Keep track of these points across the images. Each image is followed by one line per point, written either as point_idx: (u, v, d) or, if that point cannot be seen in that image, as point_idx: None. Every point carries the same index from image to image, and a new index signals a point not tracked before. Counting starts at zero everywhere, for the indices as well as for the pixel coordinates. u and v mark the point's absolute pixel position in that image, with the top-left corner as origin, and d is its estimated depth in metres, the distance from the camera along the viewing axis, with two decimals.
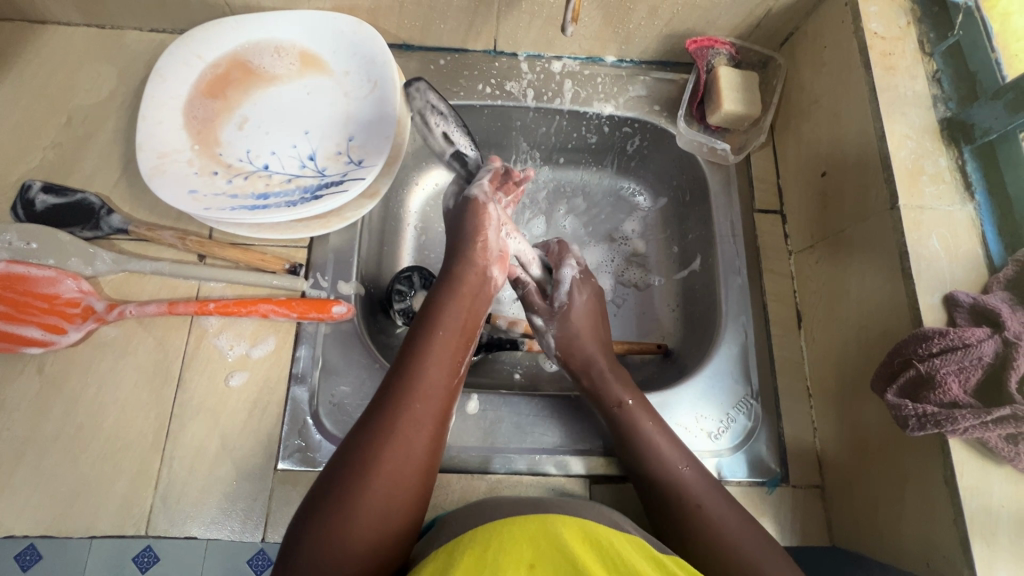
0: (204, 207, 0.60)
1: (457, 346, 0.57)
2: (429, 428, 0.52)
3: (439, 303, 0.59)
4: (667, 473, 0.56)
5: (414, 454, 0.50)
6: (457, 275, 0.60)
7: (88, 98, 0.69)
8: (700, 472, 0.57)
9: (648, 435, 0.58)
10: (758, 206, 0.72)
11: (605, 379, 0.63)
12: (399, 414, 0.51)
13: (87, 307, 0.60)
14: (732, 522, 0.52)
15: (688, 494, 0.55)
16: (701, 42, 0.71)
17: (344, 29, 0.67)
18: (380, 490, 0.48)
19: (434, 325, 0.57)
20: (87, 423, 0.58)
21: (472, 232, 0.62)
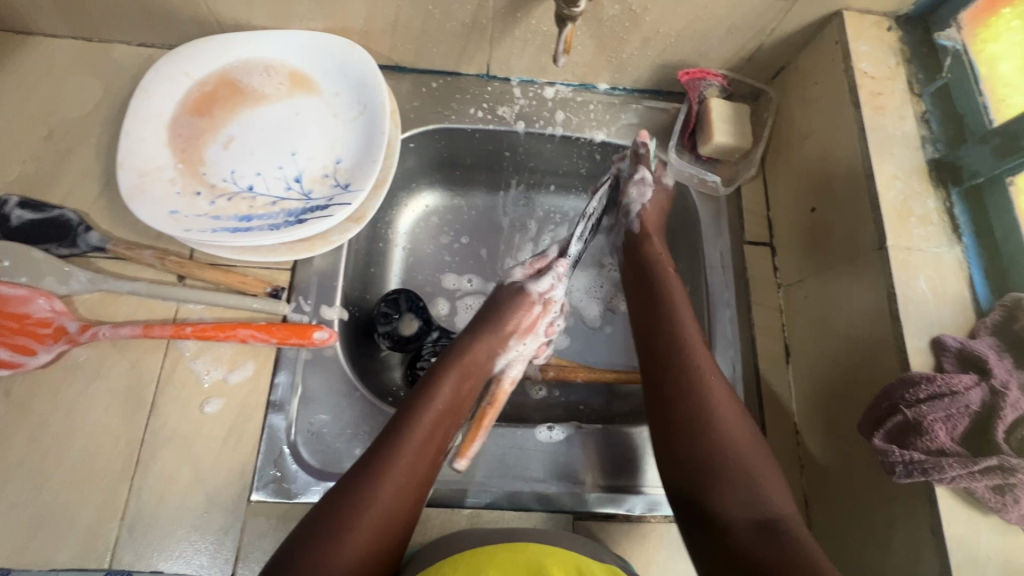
0: (185, 228, 0.58)
1: (448, 420, 0.58)
2: (411, 498, 0.52)
3: (453, 364, 0.61)
4: (683, 342, 0.59)
5: (393, 516, 0.50)
6: (464, 347, 0.63)
7: (72, 113, 0.68)
8: (713, 361, 0.59)
9: (697, 361, 0.58)
10: (747, 238, 0.72)
11: (651, 250, 0.69)
12: (385, 481, 0.51)
13: (59, 328, 0.58)
14: (735, 422, 0.54)
15: (682, 360, 0.58)
16: (693, 74, 0.71)
17: (335, 51, 0.66)
18: (356, 546, 0.48)
19: (435, 397, 0.58)
20: (53, 447, 0.56)
21: (509, 312, 0.67)
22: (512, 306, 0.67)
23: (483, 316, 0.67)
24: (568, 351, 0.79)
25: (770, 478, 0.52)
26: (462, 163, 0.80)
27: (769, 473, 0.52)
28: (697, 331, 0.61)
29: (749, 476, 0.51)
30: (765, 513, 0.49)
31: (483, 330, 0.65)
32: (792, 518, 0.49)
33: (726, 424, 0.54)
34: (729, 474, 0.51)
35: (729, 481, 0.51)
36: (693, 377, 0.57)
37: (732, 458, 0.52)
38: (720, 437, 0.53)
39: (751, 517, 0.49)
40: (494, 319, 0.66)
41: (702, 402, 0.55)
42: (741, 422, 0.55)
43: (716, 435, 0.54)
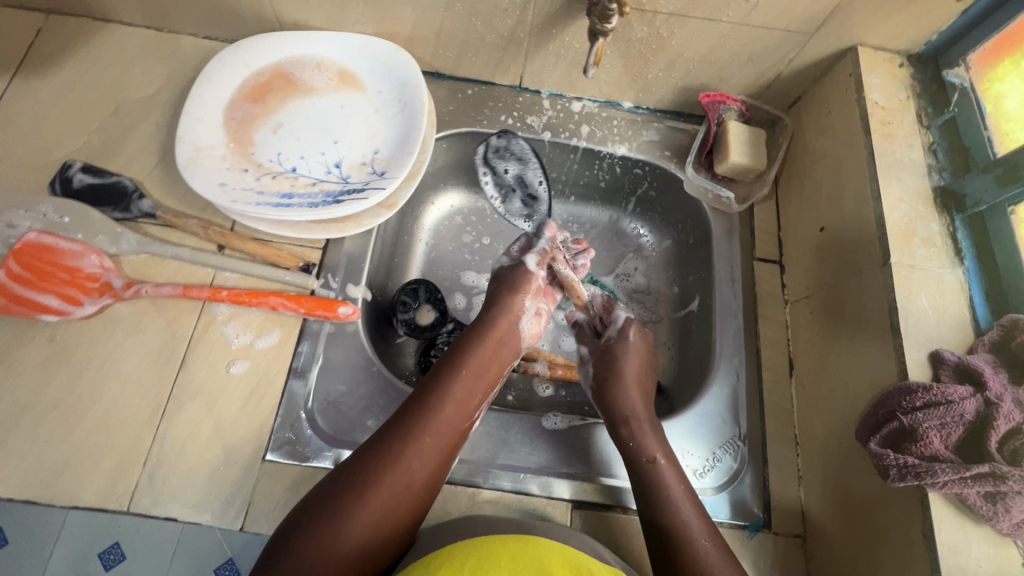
0: (231, 200, 0.63)
1: (476, 387, 0.61)
2: (437, 462, 0.55)
3: (473, 343, 0.64)
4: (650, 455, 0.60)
5: (414, 481, 0.53)
6: (485, 329, 0.65)
7: (138, 93, 0.74)
8: (680, 474, 0.60)
9: (671, 492, 0.58)
10: (757, 255, 0.75)
11: (641, 434, 0.62)
12: (414, 443, 0.54)
13: (105, 284, 0.63)
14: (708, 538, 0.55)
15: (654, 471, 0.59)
16: (713, 97, 0.76)
17: (382, 54, 0.72)
18: (377, 507, 0.51)
19: (463, 364, 0.62)
20: (87, 393, 0.59)
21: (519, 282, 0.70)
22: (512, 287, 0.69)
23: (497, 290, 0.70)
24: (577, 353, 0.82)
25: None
26: None
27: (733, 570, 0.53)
28: (663, 450, 0.61)
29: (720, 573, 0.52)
30: None
31: (509, 300, 0.68)
32: None
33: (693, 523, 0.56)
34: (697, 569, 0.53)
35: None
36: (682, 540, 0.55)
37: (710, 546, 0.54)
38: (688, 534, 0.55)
39: None
40: (521, 291, 0.69)
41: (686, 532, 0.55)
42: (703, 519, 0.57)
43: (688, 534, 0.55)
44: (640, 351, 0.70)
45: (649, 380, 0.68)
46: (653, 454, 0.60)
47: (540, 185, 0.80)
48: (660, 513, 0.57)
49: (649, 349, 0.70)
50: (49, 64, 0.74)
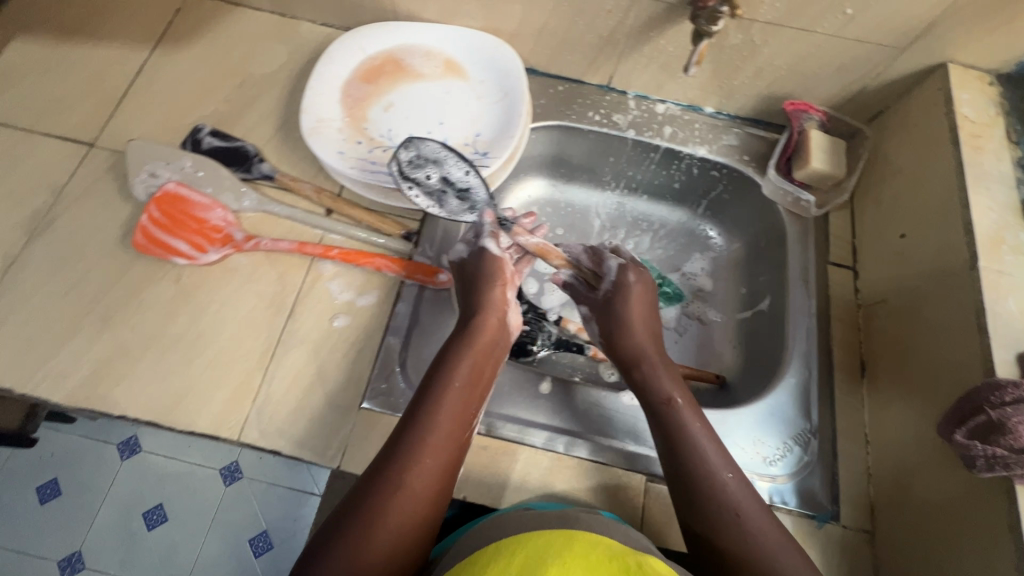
0: (350, 167, 0.69)
1: (469, 396, 0.58)
2: (442, 477, 0.53)
3: (469, 334, 0.61)
4: (683, 428, 0.59)
5: (424, 484, 0.51)
6: (475, 321, 0.62)
7: (261, 69, 0.81)
8: (724, 454, 0.59)
9: (693, 434, 0.59)
10: (831, 259, 0.77)
11: (655, 374, 0.64)
12: (413, 466, 0.52)
13: (227, 235, 0.69)
14: (759, 527, 0.53)
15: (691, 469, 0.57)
16: (798, 105, 0.79)
17: (487, 46, 0.78)
18: (394, 519, 0.49)
19: (452, 374, 0.58)
20: (206, 331, 0.65)
21: (484, 275, 0.64)
22: (490, 273, 0.64)
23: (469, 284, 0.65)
24: None
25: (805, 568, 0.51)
26: (569, 162, 0.90)
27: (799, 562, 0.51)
28: (705, 430, 0.60)
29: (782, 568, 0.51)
30: None
31: (486, 296, 0.64)
32: None
33: (743, 512, 0.54)
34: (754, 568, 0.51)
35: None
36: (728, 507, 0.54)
37: (763, 535, 0.53)
38: (738, 531, 0.53)
39: None
40: (497, 283, 0.64)
41: (733, 528, 0.53)
42: (754, 503, 0.55)
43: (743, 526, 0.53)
44: (642, 300, 0.70)
45: (657, 325, 0.70)
46: (669, 394, 0.62)
47: (467, 173, 0.67)
48: (705, 512, 0.55)
49: (648, 294, 0.71)
50: (186, 39, 0.82)
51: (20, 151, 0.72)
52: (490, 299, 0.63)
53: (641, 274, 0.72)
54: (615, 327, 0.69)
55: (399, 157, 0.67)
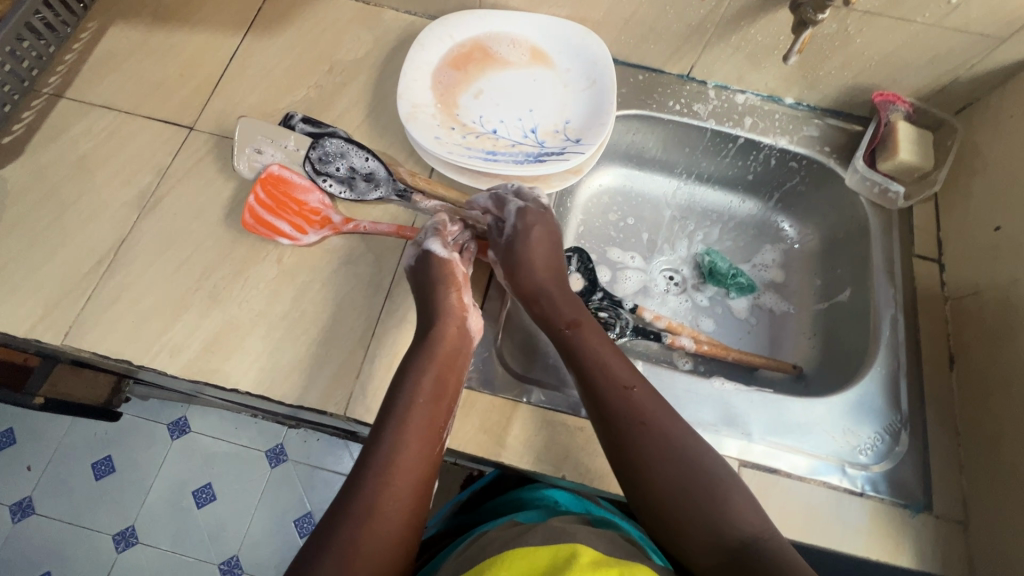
0: (447, 152, 0.70)
1: (438, 403, 0.59)
2: (415, 491, 0.54)
3: (429, 330, 0.63)
4: (607, 377, 0.60)
5: (400, 490, 0.53)
6: (432, 307, 0.64)
7: (349, 56, 0.83)
8: (651, 396, 0.59)
9: (593, 367, 0.61)
10: (916, 252, 0.77)
11: (555, 305, 0.66)
12: (382, 485, 0.53)
13: (326, 218, 0.70)
14: (684, 460, 0.55)
15: (618, 418, 0.57)
16: (886, 96, 0.79)
17: (573, 34, 0.78)
18: (378, 526, 0.51)
19: (416, 390, 0.59)
20: (309, 310, 0.67)
21: (437, 274, 0.65)
22: (437, 269, 0.66)
23: (418, 283, 0.66)
24: (715, 334, 0.86)
25: (735, 495, 0.53)
26: (643, 153, 0.91)
27: (731, 490, 0.53)
28: (634, 377, 0.60)
29: (712, 503, 0.52)
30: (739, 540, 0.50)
31: (444, 300, 0.64)
32: (764, 532, 0.51)
33: (668, 446, 0.55)
34: (692, 510, 0.52)
35: (702, 526, 0.52)
36: (634, 421, 0.57)
37: (690, 471, 0.54)
38: (668, 468, 0.54)
39: (739, 537, 0.51)
40: (446, 285, 0.65)
41: (660, 468, 0.54)
42: (676, 437, 0.56)
43: (670, 467, 0.54)
44: (544, 240, 0.69)
45: (557, 257, 0.70)
46: (569, 321, 0.65)
47: (367, 159, 0.72)
48: (633, 459, 0.55)
49: (548, 228, 0.70)
50: (275, 26, 0.84)
51: (125, 133, 0.75)
52: (444, 291, 0.65)
53: (540, 217, 0.70)
54: (515, 266, 0.68)
55: (307, 156, 0.72)
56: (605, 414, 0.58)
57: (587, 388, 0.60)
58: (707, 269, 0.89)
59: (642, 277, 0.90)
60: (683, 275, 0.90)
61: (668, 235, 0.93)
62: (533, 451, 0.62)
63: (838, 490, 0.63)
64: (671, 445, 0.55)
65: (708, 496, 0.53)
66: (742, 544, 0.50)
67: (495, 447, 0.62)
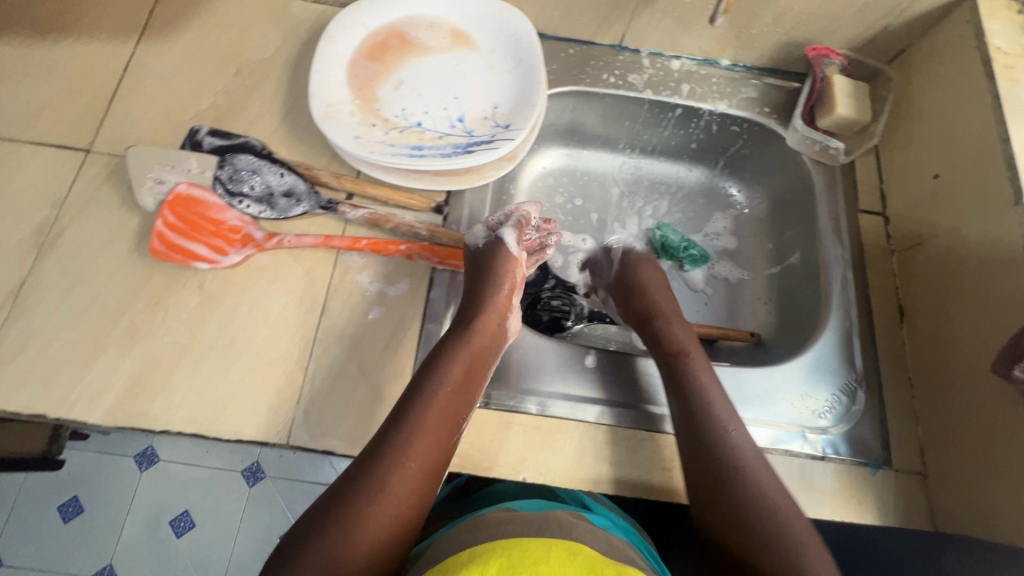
0: (369, 151, 0.65)
1: (461, 396, 0.58)
2: (429, 477, 0.53)
3: (468, 323, 0.62)
4: (705, 394, 0.60)
5: (411, 481, 0.52)
6: (475, 307, 0.63)
7: (256, 55, 0.77)
8: (750, 441, 0.59)
9: (703, 383, 0.62)
10: (861, 207, 0.76)
11: (683, 334, 0.68)
12: (397, 467, 0.52)
13: (247, 235, 0.66)
14: (781, 494, 0.55)
15: (722, 435, 0.58)
16: (819, 51, 0.77)
17: (494, 11, 0.74)
18: (382, 513, 0.50)
19: (443, 379, 0.57)
20: (239, 336, 0.62)
21: (496, 263, 0.64)
22: (494, 261, 0.64)
23: (473, 275, 0.65)
24: None
25: (813, 545, 0.52)
26: (584, 129, 0.87)
27: (809, 538, 0.52)
28: (734, 418, 0.60)
29: (794, 545, 0.51)
30: None
31: (490, 294, 0.63)
32: None
33: (763, 481, 0.55)
34: (770, 544, 0.52)
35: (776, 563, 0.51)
36: (732, 461, 0.56)
37: (779, 506, 0.54)
38: (758, 498, 0.54)
39: None
40: (501, 279, 0.65)
41: (750, 491, 0.55)
42: (771, 475, 0.56)
43: (786, 506, 0.54)
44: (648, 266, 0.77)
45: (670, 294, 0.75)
46: (681, 350, 0.66)
47: (283, 174, 0.68)
48: (724, 476, 0.55)
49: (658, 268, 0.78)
50: (171, 28, 0.77)
51: (13, 164, 0.68)
52: (496, 286, 0.64)
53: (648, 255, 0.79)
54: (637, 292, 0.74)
55: (216, 178, 0.67)
56: (704, 426, 0.58)
57: (687, 400, 0.60)
58: (660, 243, 0.87)
59: None
60: (638, 251, 0.88)
61: (617, 212, 0.90)
62: (490, 457, 0.60)
63: (800, 457, 0.63)
64: (766, 478, 0.55)
65: (794, 536, 0.52)
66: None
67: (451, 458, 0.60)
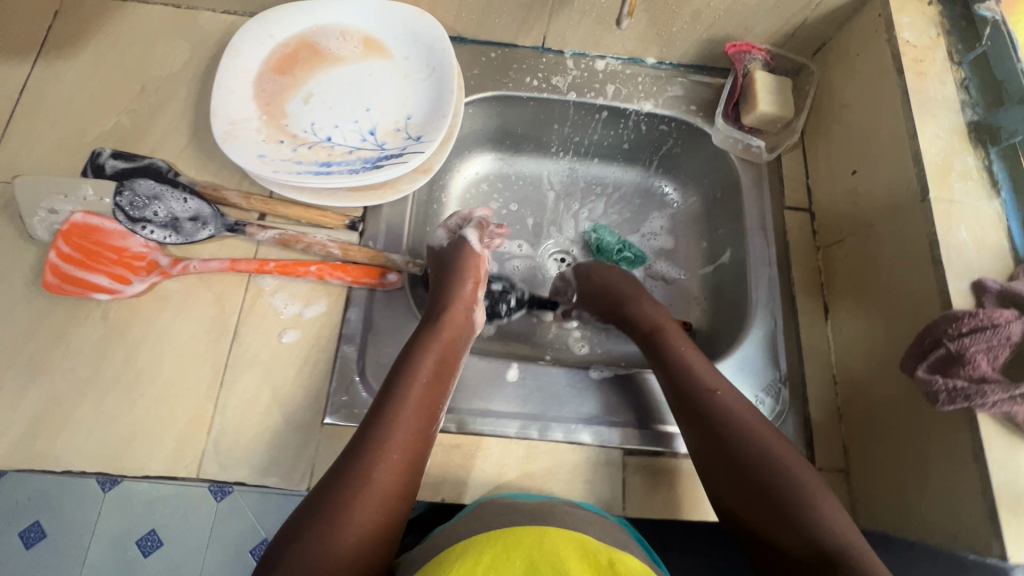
0: (272, 170, 0.63)
1: (437, 384, 0.59)
2: (411, 463, 0.54)
3: (434, 316, 0.63)
4: (686, 363, 0.63)
5: (396, 471, 0.52)
6: (444, 301, 0.65)
7: (162, 71, 0.74)
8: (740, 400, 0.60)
9: (681, 353, 0.64)
10: (787, 204, 0.76)
11: (652, 308, 0.71)
12: (377, 458, 0.52)
13: (152, 262, 0.63)
14: (777, 448, 0.56)
15: (710, 401, 0.59)
16: (739, 47, 0.76)
17: (406, 18, 0.72)
18: (370, 505, 0.50)
19: (416, 368, 0.58)
20: (146, 368, 0.61)
21: (465, 263, 0.68)
22: (461, 261, 0.68)
23: (439, 275, 0.68)
24: None
25: (820, 492, 0.53)
26: (514, 132, 0.85)
27: (818, 487, 0.53)
28: (718, 379, 0.61)
29: (802, 496, 0.52)
30: (824, 544, 0.49)
31: (456, 288, 0.66)
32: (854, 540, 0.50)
33: (758, 439, 0.56)
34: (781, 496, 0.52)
35: (791, 531, 0.51)
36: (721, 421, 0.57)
37: (784, 462, 0.54)
38: (757, 456, 0.55)
39: (831, 544, 0.49)
40: (467, 275, 0.68)
41: (747, 449, 0.55)
42: (766, 433, 0.57)
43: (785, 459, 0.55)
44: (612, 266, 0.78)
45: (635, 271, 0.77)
46: (656, 323, 0.69)
47: (187, 200, 0.66)
48: (724, 437, 0.57)
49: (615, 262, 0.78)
50: (71, 46, 0.74)
51: None
52: (462, 282, 0.67)
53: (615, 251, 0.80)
54: (603, 274, 0.77)
55: (116, 204, 0.64)
56: (693, 394, 0.60)
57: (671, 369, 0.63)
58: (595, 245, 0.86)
59: (531, 263, 0.86)
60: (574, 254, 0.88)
61: (553, 215, 0.89)
62: None
63: None
64: (754, 432, 0.57)
65: (795, 489, 0.53)
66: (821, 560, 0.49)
67: None
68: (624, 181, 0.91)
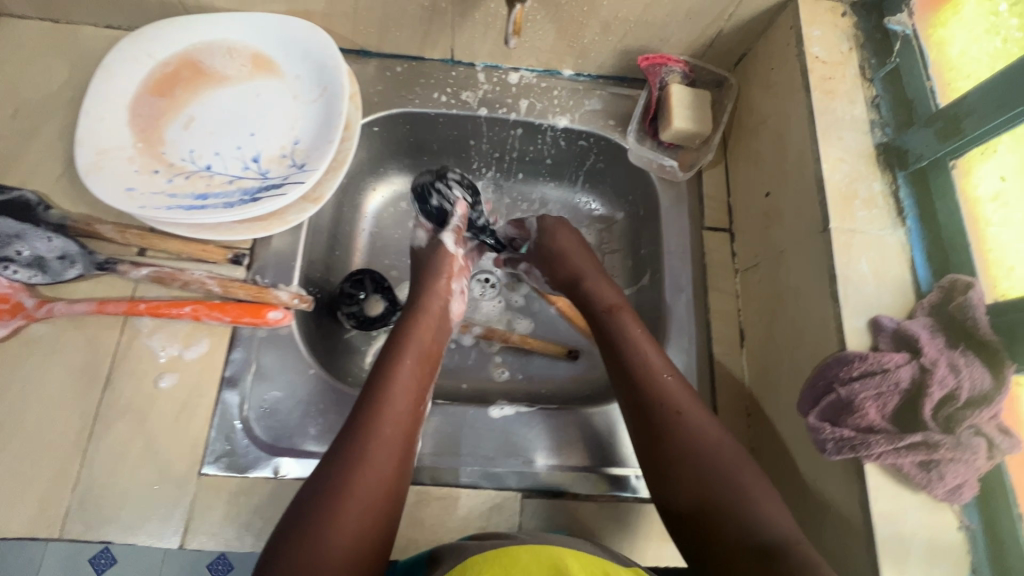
0: (139, 205, 0.59)
1: (421, 380, 0.57)
2: (404, 457, 0.51)
3: (416, 318, 0.63)
4: (637, 346, 0.59)
5: (384, 473, 0.48)
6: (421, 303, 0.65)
7: (35, 94, 0.69)
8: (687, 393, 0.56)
9: (634, 335, 0.61)
10: (707, 224, 0.72)
11: (596, 286, 0.68)
12: (366, 453, 0.48)
13: (16, 304, 0.59)
14: (722, 439, 0.53)
15: (656, 389, 0.56)
16: (652, 60, 0.72)
17: (294, 33, 0.67)
18: (355, 510, 0.45)
19: (399, 363, 0.56)
20: (7, 421, 0.57)
21: (438, 264, 0.68)
22: (437, 261, 0.69)
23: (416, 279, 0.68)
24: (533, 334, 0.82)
25: (762, 491, 0.49)
26: (429, 148, 0.81)
27: (759, 485, 0.49)
28: (665, 363, 0.58)
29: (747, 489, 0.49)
30: (767, 538, 0.46)
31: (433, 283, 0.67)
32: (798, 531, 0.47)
33: (707, 430, 0.53)
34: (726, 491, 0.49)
35: (732, 517, 0.48)
36: (670, 406, 0.54)
37: (729, 453, 0.51)
38: (708, 446, 0.52)
39: (773, 535, 0.46)
40: (441, 275, 0.68)
41: (689, 438, 0.53)
42: (715, 425, 0.54)
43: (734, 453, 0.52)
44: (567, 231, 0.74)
45: (589, 249, 0.74)
46: (610, 302, 0.65)
47: (52, 238, 0.60)
48: (669, 426, 0.53)
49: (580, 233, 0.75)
50: None
51: None
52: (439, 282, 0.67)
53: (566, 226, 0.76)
54: (552, 252, 0.72)
55: None
56: (641, 379, 0.57)
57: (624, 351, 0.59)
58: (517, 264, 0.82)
59: None
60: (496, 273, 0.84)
61: None
62: None
63: (625, 501, 0.60)
64: (696, 415, 0.54)
65: (745, 484, 0.49)
66: (772, 545, 0.45)
67: (245, 536, 0.56)
68: (549, 197, 0.87)
